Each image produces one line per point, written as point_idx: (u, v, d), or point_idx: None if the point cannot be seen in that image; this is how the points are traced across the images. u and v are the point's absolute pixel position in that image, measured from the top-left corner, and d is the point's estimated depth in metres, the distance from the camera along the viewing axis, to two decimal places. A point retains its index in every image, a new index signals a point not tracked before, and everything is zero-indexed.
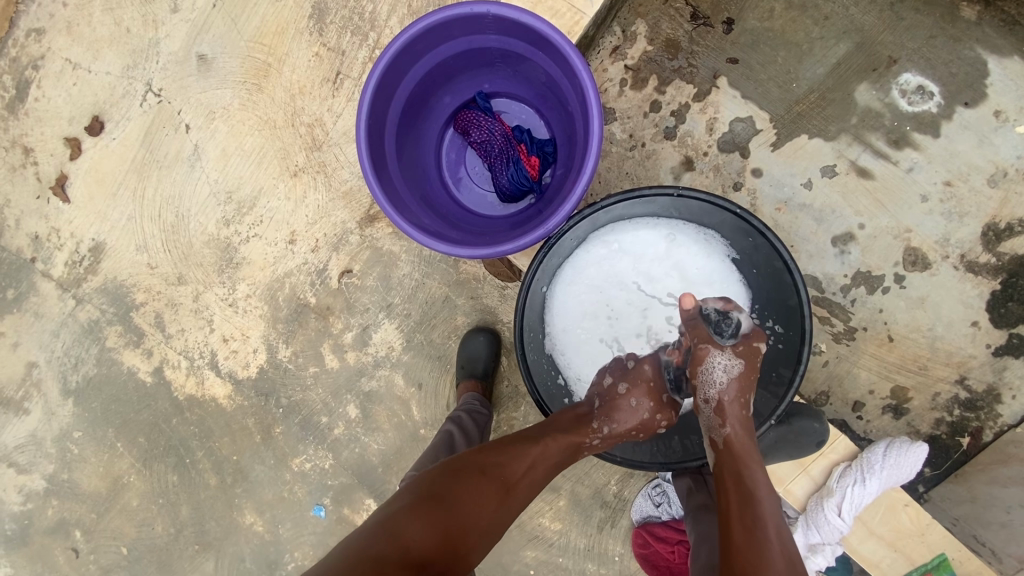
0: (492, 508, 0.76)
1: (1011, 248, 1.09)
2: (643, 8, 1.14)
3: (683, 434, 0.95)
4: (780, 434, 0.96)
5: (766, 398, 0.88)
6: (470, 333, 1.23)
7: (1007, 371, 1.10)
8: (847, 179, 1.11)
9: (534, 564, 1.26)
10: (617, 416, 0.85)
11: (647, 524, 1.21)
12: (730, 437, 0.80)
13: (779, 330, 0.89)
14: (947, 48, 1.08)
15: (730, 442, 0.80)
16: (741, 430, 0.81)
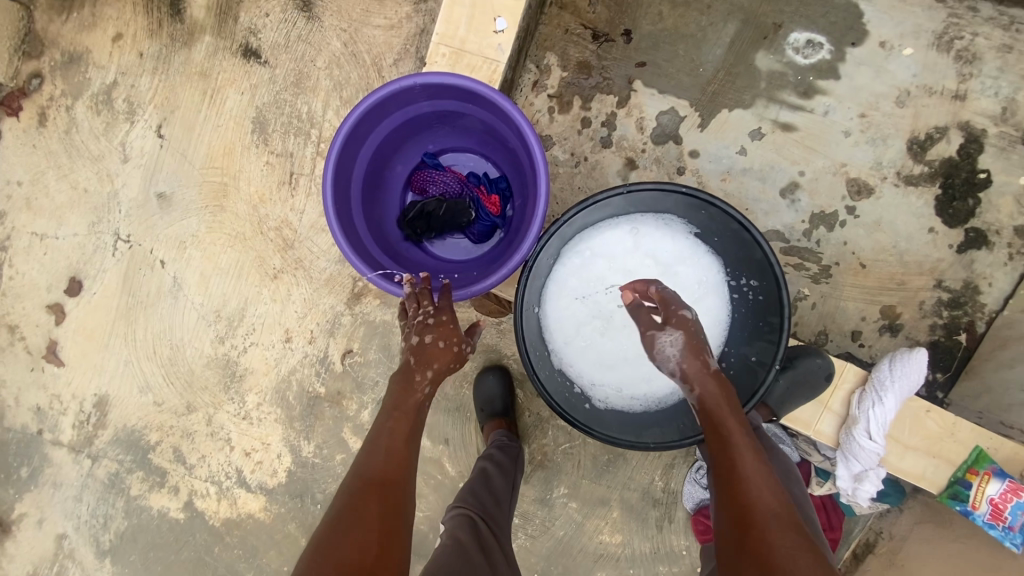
0: (379, 511, 0.71)
1: (937, 154, 1.18)
2: (548, 42, 1.25)
3: None
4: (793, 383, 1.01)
5: (768, 347, 0.91)
6: (480, 374, 1.26)
7: (975, 264, 1.17)
8: (774, 137, 1.20)
9: None
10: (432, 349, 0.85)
11: (702, 508, 1.20)
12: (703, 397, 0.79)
13: (756, 284, 0.95)
14: (819, 3, 1.20)
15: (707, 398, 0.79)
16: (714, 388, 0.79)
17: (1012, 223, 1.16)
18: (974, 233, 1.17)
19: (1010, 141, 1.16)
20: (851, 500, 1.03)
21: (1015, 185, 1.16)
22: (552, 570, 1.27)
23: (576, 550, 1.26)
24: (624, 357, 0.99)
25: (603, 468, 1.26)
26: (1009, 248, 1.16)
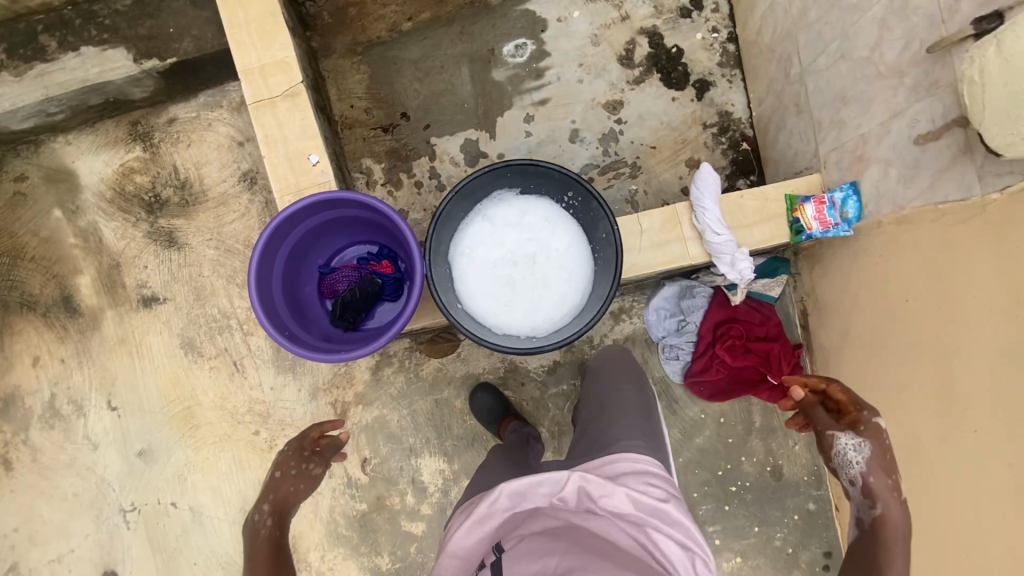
0: None
1: (641, 56, 1.59)
2: (356, 152, 1.58)
3: (597, 282, 1.18)
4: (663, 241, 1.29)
5: (610, 231, 1.14)
6: (472, 397, 1.48)
7: (714, 101, 1.58)
8: (541, 113, 1.60)
9: None
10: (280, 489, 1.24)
11: (687, 372, 1.48)
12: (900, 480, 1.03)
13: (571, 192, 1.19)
14: (504, 23, 1.61)
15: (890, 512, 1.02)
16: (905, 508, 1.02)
17: (714, 64, 1.59)
18: (699, 84, 1.58)
19: (674, 19, 1.59)
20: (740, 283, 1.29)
21: (697, 43, 1.59)
22: None
23: None
24: (539, 303, 1.18)
25: None
26: (725, 78, 1.58)
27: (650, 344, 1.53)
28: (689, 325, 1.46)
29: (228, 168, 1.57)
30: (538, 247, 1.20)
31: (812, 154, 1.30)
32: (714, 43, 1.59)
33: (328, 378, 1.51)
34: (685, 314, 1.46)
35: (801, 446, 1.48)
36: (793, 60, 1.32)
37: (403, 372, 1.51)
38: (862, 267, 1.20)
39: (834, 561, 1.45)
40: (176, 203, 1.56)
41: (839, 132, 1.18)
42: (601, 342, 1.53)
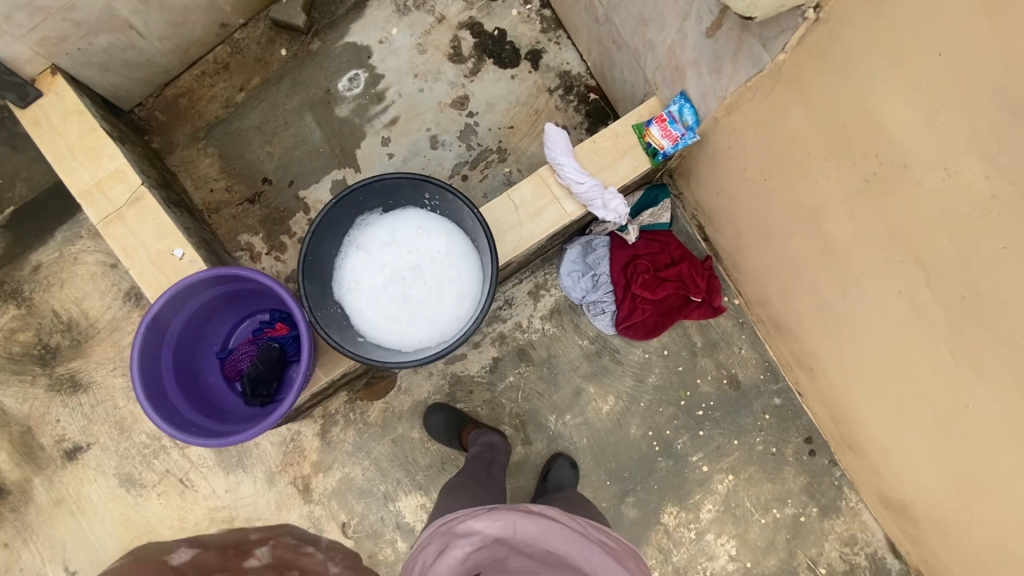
0: None
1: (469, 48, 1.63)
2: (232, 231, 1.56)
3: (483, 264, 1.18)
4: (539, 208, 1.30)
5: (476, 216, 1.13)
6: (426, 420, 1.45)
7: (550, 64, 1.62)
8: (395, 132, 1.61)
9: (632, 425, 1.49)
10: None
11: (616, 322, 1.48)
12: None
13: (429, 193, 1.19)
14: (331, 62, 1.64)
15: None
16: None
17: (538, 32, 1.63)
18: (531, 54, 1.62)
19: (486, 4, 1.63)
20: (623, 222, 1.33)
21: (515, 19, 1.63)
22: (605, 462, 1.48)
23: (600, 434, 1.49)
24: (438, 308, 1.18)
25: (550, 376, 1.51)
26: (553, 42, 1.62)
27: (576, 309, 1.53)
28: (600, 278, 1.47)
29: (108, 293, 1.51)
30: (417, 256, 1.19)
31: (643, 81, 1.34)
32: (531, 14, 1.63)
33: (280, 459, 1.47)
34: (593, 268, 1.47)
35: (747, 348, 1.50)
36: (595, 3, 1.37)
37: (350, 425, 1.48)
38: (723, 164, 1.24)
39: (818, 444, 1.47)
40: (68, 346, 1.50)
41: (653, 52, 1.22)
42: (529, 324, 1.53)
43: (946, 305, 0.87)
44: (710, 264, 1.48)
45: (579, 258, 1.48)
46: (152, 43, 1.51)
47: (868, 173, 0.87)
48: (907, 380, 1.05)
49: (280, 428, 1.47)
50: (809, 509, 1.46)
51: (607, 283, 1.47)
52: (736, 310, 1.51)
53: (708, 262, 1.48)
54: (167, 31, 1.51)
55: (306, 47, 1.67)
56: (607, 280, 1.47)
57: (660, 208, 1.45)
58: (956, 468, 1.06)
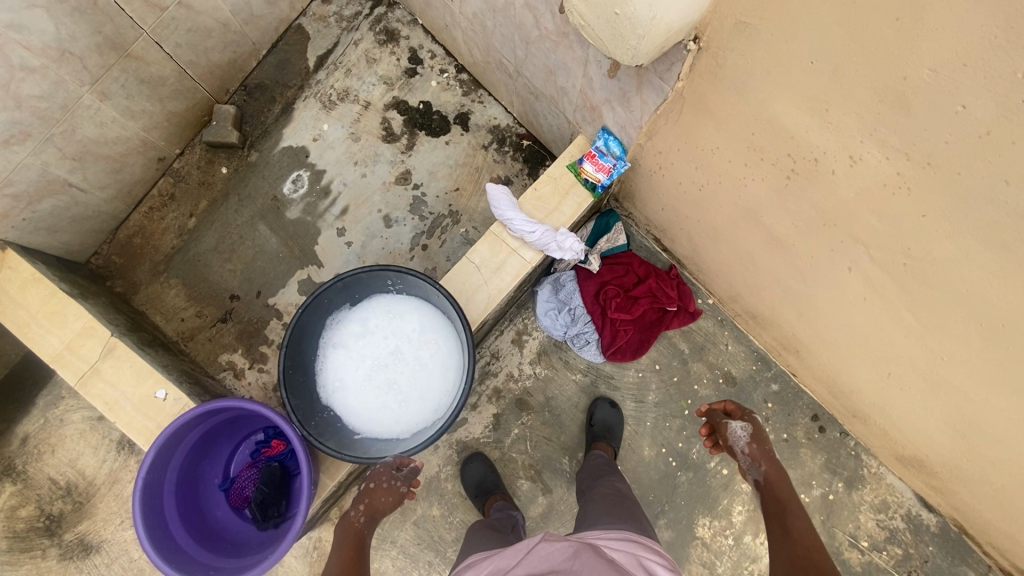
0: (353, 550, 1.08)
1: (399, 125, 1.69)
2: (211, 354, 1.57)
3: (459, 333, 1.19)
4: (500, 262, 1.34)
5: (440, 293, 1.15)
6: (467, 464, 1.46)
7: (478, 123, 1.69)
8: (347, 220, 1.64)
9: (642, 446, 1.49)
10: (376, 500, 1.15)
11: (602, 349, 1.49)
12: (760, 474, 1.12)
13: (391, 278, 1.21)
14: (272, 170, 1.69)
15: (766, 473, 1.12)
16: (769, 464, 1.12)
17: (460, 96, 1.70)
18: (458, 117, 1.69)
19: (406, 82, 1.71)
20: (580, 256, 1.37)
21: (435, 89, 1.71)
22: None
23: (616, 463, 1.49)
24: (425, 387, 1.19)
25: (552, 418, 1.51)
26: (476, 102, 1.69)
27: (562, 346, 1.55)
28: (574, 311, 1.49)
29: (101, 447, 1.50)
30: (395, 340, 1.21)
31: (566, 121, 1.41)
32: (450, 81, 1.71)
33: (308, 571, 1.44)
34: (565, 304, 1.50)
35: (733, 343, 1.54)
36: (504, 62, 1.45)
37: None
38: (659, 182, 1.29)
39: (825, 419, 1.49)
40: (71, 511, 1.48)
41: (567, 96, 1.29)
42: (520, 372, 1.54)
43: (893, 274, 0.91)
44: (676, 272, 1.53)
45: (549, 297, 1.51)
46: (94, 194, 1.56)
47: (786, 170, 0.92)
48: (884, 344, 1.08)
49: (301, 539, 1.45)
50: (835, 485, 1.46)
51: (581, 314, 1.49)
52: (712, 309, 1.55)
53: (673, 271, 1.52)
54: (107, 179, 1.57)
55: (245, 161, 1.72)
56: (580, 312, 1.49)
57: (615, 233, 1.51)
58: (953, 416, 1.08)
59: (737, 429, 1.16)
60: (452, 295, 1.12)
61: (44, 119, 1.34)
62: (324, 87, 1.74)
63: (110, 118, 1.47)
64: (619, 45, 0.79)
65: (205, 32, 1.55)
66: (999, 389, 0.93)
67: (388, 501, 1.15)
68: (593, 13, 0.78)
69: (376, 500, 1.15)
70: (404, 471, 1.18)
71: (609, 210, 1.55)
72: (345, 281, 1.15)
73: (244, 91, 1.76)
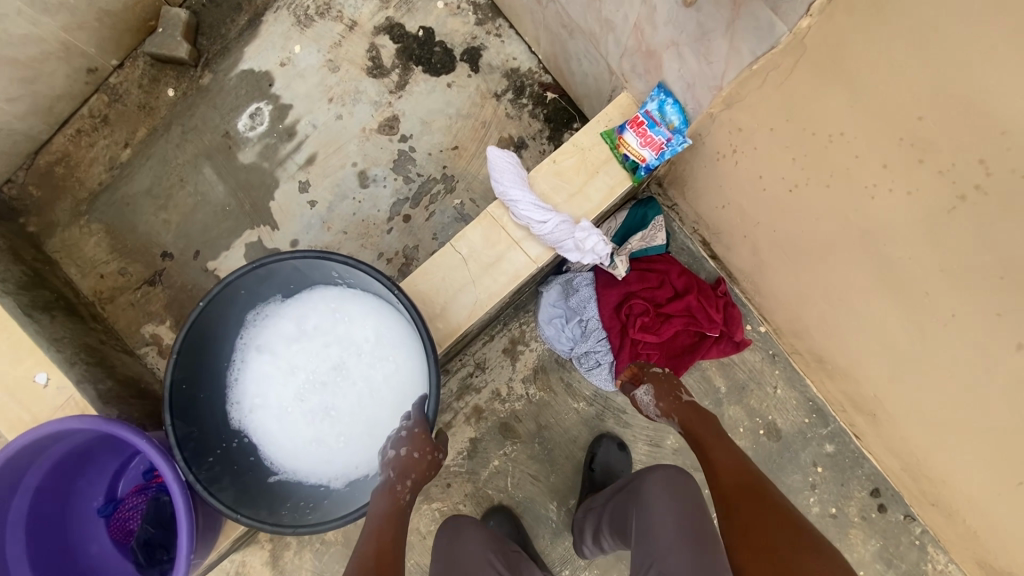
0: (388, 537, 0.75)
1: (390, 56, 1.31)
2: (134, 322, 1.28)
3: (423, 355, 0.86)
4: (494, 255, 0.99)
5: (399, 298, 0.82)
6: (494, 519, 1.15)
7: (492, 64, 1.30)
8: (313, 173, 1.30)
9: None
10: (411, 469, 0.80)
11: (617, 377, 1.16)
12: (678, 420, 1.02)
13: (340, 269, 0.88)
14: (226, 98, 1.33)
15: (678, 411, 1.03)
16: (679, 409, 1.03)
17: (473, 26, 1.31)
18: (467, 53, 1.30)
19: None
20: (604, 261, 1.01)
21: (442, 12, 1.31)
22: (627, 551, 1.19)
23: None
24: (372, 417, 0.87)
25: (542, 453, 1.21)
26: (493, 35, 1.30)
27: (564, 364, 1.22)
28: (587, 326, 1.15)
29: None
30: (339, 351, 0.89)
31: (608, 72, 1.03)
32: (461, 4, 1.31)
33: None
34: (576, 314, 1.16)
35: (783, 387, 1.20)
36: None
37: (306, 547, 1.20)
38: (727, 171, 0.93)
39: (887, 496, 1.18)
40: None
41: (613, 34, 0.91)
42: (509, 391, 1.22)
43: None
44: (724, 289, 1.17)
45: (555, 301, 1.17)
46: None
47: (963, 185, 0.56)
48: None
49: (221, 562, 1.19)
50: None
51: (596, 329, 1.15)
52: (763, 341, 1.21)
53: (722, 287, 1.16)
54: (14, 89, 1.23)
55: (195, 83, 1.36)
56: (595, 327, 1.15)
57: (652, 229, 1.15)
58: None
59: (642, 394, 1.10)
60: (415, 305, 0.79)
61: None
62: None
63: (11, 8, 1.13)
64: None
65: None
66: None
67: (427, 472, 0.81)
68: None
69: (420, 473, 0.80)
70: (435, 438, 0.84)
71: (648, 198, 1.19)
72: (270, 267, 0.82)
73: None
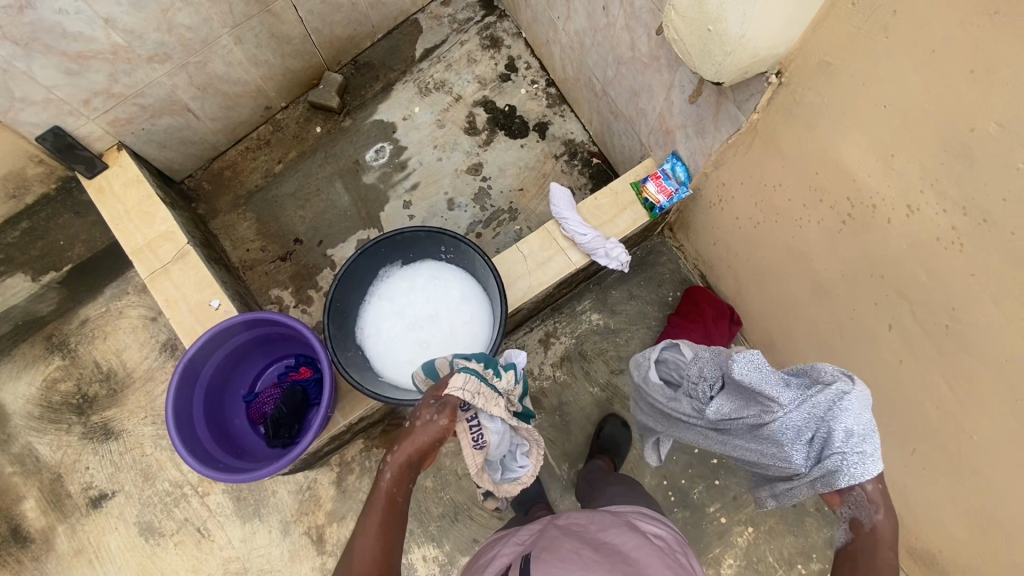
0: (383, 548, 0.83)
1: (483, 121, 1.82)
2: (265, 286, 1.70)
3: (494, 307, 1.25)
4: (548, 256, 1.40)
5: (487, 265, 1.21)
6: None
7: (555, 135, 1.78)
8: (414, 196, 1.76)
9: (642, 473, 1.49)
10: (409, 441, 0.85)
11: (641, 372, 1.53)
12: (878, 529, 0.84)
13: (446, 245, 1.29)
14: (359, 138, 1.84)
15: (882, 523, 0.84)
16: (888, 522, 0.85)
17: (544, 107, 1.81)
18: (538, 126, 1.80)
19: (498, 85, 1.84)
20: (624, 269, 1.41)
21: (523, 96, 1.83)
22: None
23: None
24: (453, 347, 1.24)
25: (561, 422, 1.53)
26: (558, 115, 1.80)
27: (585, 356, 1.57)
28: (862, 438, 0.83)
29: (147, 345, 1.63)
30: (436, 301, 1.28)
31: (639, 144, 1.48)
32: (538, 92, 1.82)
33: (296, 508, 1.49)
34: (831, 390, 0.85)
35: None
36: (593, 81, 1.54)
37: (366, 473, 1.51)
38: (716, 216, 1.33)
39: None
40: (104, 395, 1.60)
41: (646, 119, 1.36)
42: (541, 371, 1.57)
43: (932, 336, 0.92)
44: (730, 313, 1.48)
45: (475, 391, 0.87)
46: (204, 123, 1.73)
47: (843, 214, 0.96)
48: (912, 415, 1.06)
49: (298, 476, 1.51)
50: None
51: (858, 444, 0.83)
52: None
53: (727, 313, 1.48)
54: (219, 113, 1.74)
55: (338, 125, 1.87)
56: (789, 429, 0.87)
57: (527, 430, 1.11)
58: (971, 506, 1.04)
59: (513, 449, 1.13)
60: (497, 268, 1.19)
61: (186, 48, 1.50)
62: (424, 75, 1.89)
63: (237, 60, 1.64)
64: (715, 55, 0.83)
65: (335, 6, 1.72)
66: None
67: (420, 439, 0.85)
68: (688, 29, 0.86)
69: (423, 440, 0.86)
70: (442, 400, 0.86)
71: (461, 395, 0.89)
72: (405, 236, 1.25)
73: (354, 66, 1.93)
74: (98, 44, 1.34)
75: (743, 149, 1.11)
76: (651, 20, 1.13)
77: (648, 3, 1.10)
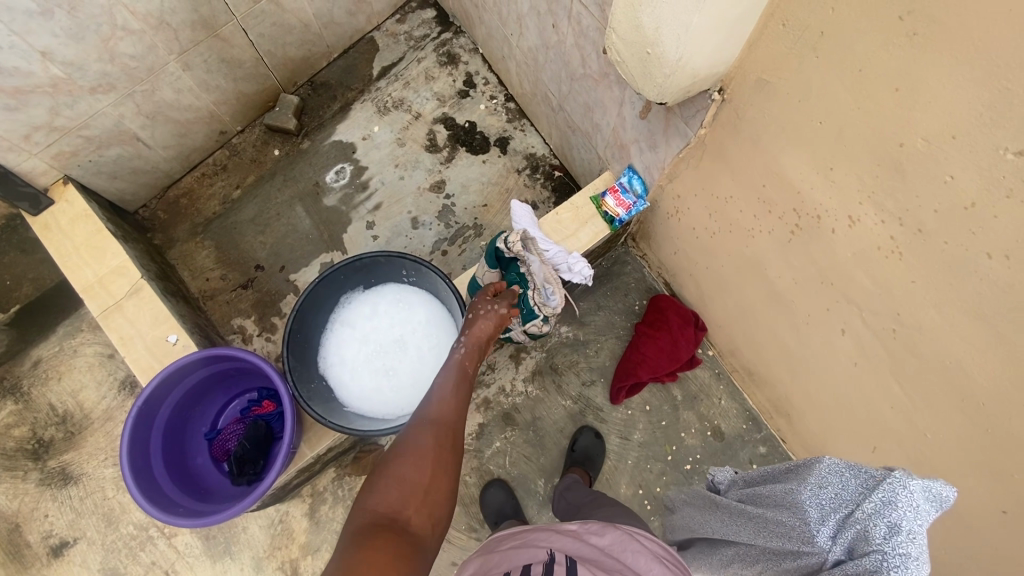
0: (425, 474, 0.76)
1: (444, 138, 1.81)
2: (228, 316, 1.66)
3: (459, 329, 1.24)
4: None
5: (449, 288, 1.20)
6: (486, 493, 1.47)
7: (516, 149, 1.79)
8: (378, 216, 1.74)
9: (617, 483, 1.50)
10: (474, 325, 1.06)
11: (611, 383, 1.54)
12: None
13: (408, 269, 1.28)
14: (319, 159, 1.81)
15: None
16: None
17: (504, 122, 1.81)
18: (498, 141, 1.80)
19: (457, 101, 1.84)
20: (588, 282, 1.40)
21: (483, 112, 1.83)
22: None
23: None
24: (420, 373, 1.23)
25: (534, 437, 1.53)
26: (518, 129, 1.80)
27: (556, 369, 1.57)
28: (908, 537, 0.62)
29: (104, 383, 1.57)
30: (400, 326, 1.26)
31: (597, 157, 1.49)
32: (497, 107, 1.83)
33: (268, 544, 1.46)
34: (875, 471, 0.67)
35: (727, 399, 1.54)
36: (549, 95, 1.55)
37: (340, 502, 1.48)
38: (675, 227, 1.35)
39: None
40: (61, 439, 1.54)
41: (601, 133, 1.38)
42: (512, 387, 1.56)
43: (882, 339, 0.95)
44: (696, 320, 1.51)
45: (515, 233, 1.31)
46: (156, 152, 1.69)
47: (791, 225, 0.98)
48: (871, 415, 1.09)
49: (269, 510, 1.47)
50: None
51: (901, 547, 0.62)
52: (711, 361, 1.55)
53: (692, 320, 1.50)
54: (171, 140, 1.70)
55: (297, 147, 1.84)
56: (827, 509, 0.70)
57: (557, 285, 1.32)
58: None
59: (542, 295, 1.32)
60: (459, 291, 1.18)
61: (131, 76, 1.46)
62: (382, 94, 1.87)
63: (187, 86, 1.60)
64: (657, 77, 0.85)
65: (287, 28, 1.70)
66: (981, 476, 0.92)
67: (484, 327, 1.05)
68: (629, 51, 0.87)
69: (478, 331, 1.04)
70: (493, 300, 1.11)
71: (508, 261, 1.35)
72: (365, 263, 1.23)
73: (310, 86, 1.90)
74: (36, 77, 1.30)
75: (694, 163, 1.12)
76: (598, 39, 1.14)
77: (594, 22, 1.12)
